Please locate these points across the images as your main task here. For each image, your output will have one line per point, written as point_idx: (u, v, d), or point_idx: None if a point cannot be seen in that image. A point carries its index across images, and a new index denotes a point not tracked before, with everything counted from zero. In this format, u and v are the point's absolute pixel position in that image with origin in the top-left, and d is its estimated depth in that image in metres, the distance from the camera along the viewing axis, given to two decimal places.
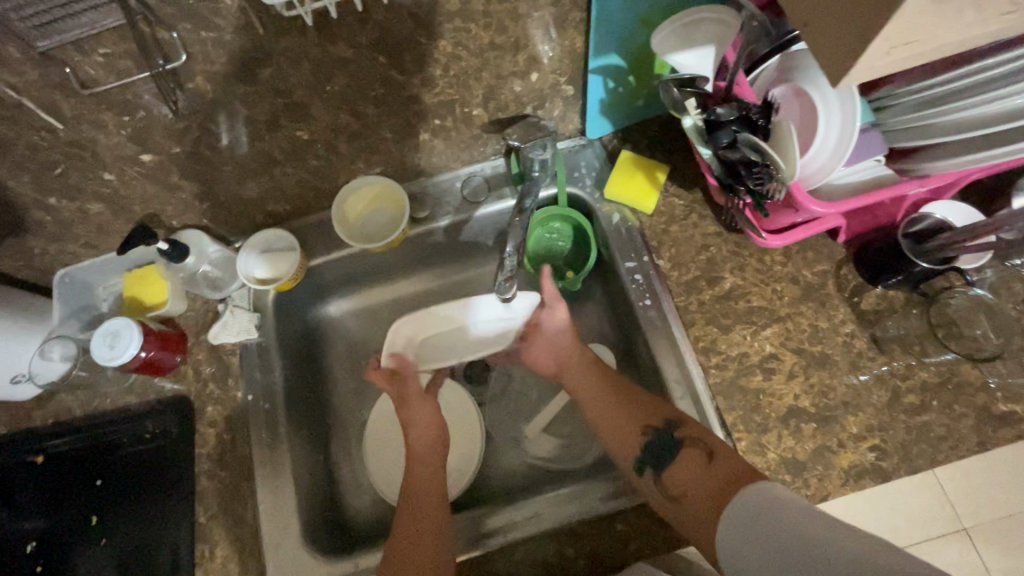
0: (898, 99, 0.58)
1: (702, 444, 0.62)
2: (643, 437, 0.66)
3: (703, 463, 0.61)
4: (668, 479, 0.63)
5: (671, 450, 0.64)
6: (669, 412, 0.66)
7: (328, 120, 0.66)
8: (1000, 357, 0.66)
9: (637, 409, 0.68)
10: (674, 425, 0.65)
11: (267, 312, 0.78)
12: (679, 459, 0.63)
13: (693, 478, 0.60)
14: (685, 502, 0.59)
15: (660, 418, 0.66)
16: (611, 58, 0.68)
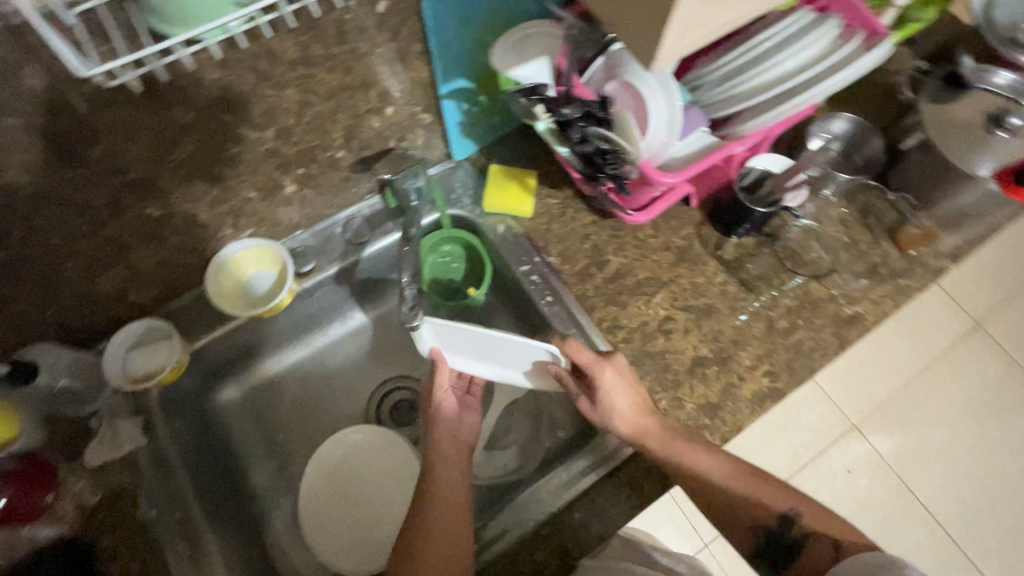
0: (705, 78, 0.71)
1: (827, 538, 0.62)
2: (758, 536, 0.64)
3: (832, 552, 0.61)
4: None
5: (791, 542, 0.63)
6: (789, 504, 0.65)
7: (180, 190, 0.62)
8: (835, 271, 0.79)
9: (748, 488, 0.66)
10: (789, 523, 0.64)
11: (154, 413, 0.71)
12: (806, 550, 0.62)
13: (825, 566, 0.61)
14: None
15: (774, 517, 0.64)
16: (459, 82, 0.72)
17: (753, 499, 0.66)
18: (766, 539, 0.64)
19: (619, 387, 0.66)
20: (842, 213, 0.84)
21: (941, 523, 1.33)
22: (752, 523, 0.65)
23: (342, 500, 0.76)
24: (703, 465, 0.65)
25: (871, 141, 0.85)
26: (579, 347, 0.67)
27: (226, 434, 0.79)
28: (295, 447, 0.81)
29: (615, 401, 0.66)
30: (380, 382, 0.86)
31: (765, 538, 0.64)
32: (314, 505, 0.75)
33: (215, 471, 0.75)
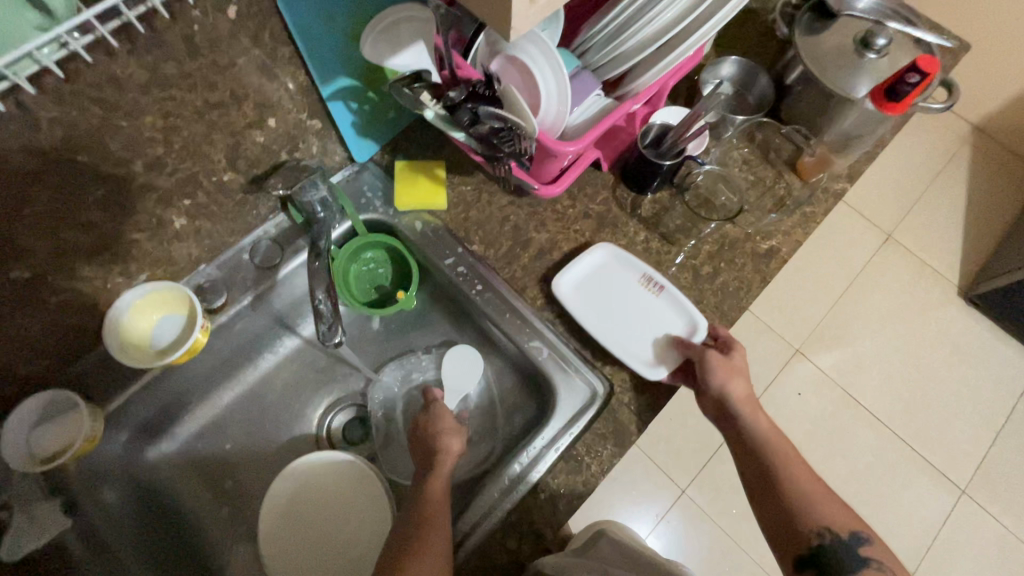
0: (591, 41, 0.71)
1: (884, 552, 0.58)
2: (818, 538, 0.58)
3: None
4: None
5: (857, 564, 0.56)
6: (860, 527, 0.58)
7: (47, 245, 0.56)
8: (746, 211, 0.81)
9: (828, 497, 0.60)
10: (860, 542, 0.57)
11: (75, 489, 0.65)
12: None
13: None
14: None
15: (845, 528, 0.58)
16: (341, 81, 0.68)
17: (830, 504, 0.59)
18: (834, 545, 0.57)
19: (741, 365, 0.69)
20: (744, 154, 0.86)
21: (886, 424, 1.43)
22: (818, 526, 0.58)
23: (308, 538, 0.72)
24: (785, 445, 0.64)
25: (759, 79, 0.88)
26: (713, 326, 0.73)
27: (166, 495, 0.74)
28: (247, 490, 0.77)
29: (738, 373, 0.68)
30: (326, 404, 0.83)
31: (832, 543, 0.57)
32: (276, 541, 0.71)
33: (159, 534, 0.70)
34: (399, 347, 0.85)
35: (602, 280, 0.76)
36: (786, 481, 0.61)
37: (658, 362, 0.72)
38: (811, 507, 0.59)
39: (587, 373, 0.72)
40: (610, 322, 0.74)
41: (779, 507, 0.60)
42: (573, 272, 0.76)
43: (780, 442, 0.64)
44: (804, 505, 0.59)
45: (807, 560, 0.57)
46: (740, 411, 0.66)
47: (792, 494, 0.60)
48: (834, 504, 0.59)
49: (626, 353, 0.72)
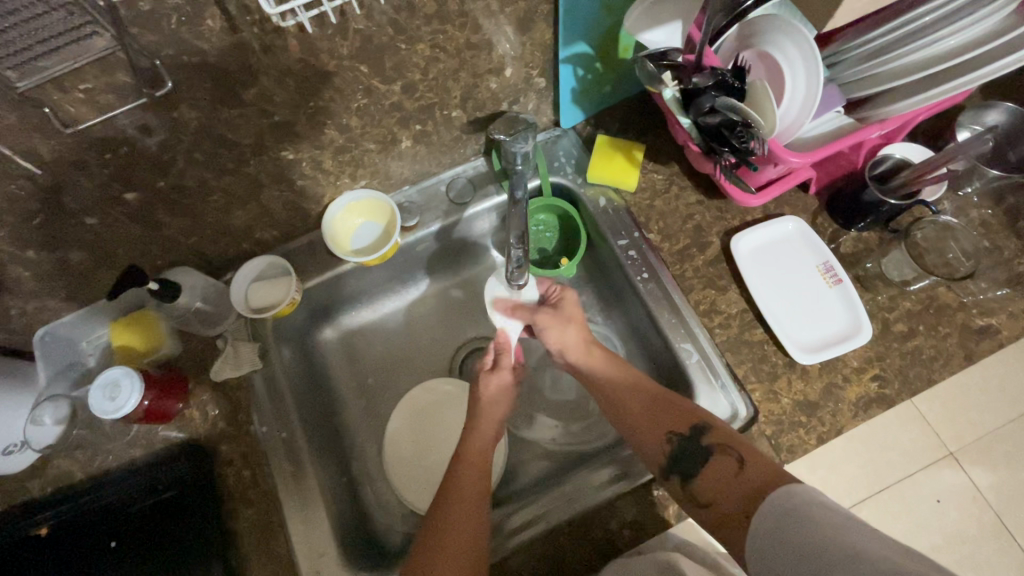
0: (847, 54, 0.65)
1: (731, 450, 0.59)
2: (669, 443, 0.62)
3: (733, 472, 0.57)
4: (696, 484, 0.60)
5: (702, 454, 0.60)
6: (697, 417, 0.63)
7: (311, 138, 0.66)
8: (972, 278, 0.71)
9: (646, 412, 0.66)
10: (700, 432, 0.62)
11: (268, 341, 0.77)
12: (707, 467, 0.60)
13: (722, 485, 0.57)
14: (711, 510, 0.57)
15: (688, 424, 0.63)
16: (579, 46, 0.71)
17: (668, 411, 0.64)
18: (680, 446, 0.62)
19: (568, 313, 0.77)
20: (984, 215, 0.76)
21: None
22: (669, 430, 0.63)
23: (421, 450, 0.79)
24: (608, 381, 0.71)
25: None
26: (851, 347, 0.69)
27: (323, 371, 0.85)
28: (383, 391, 0.86)
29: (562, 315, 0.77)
30: (464, 340, 0.89)
31: (680, 446, 0.62)
32: (397, 437, 0.80)
33: (312, 401, 0.80)
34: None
35: (781, 249, 0.75)
36: (638, 413, 0.66)
37: (809, 348, 0.70)
38: (653, 426, 0.64)
39: (732, 393, 0.69)
40: (776, 293, 0.73)
41: (619, 424, 0.68)
42: (756, 233, 0.75)
43: (610, 386, 0.70)
44: (639, 432, 0.65)
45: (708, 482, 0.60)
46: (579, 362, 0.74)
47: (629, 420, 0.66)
48: (661, 417, 0.64)
49: (781, 329, 0.70)
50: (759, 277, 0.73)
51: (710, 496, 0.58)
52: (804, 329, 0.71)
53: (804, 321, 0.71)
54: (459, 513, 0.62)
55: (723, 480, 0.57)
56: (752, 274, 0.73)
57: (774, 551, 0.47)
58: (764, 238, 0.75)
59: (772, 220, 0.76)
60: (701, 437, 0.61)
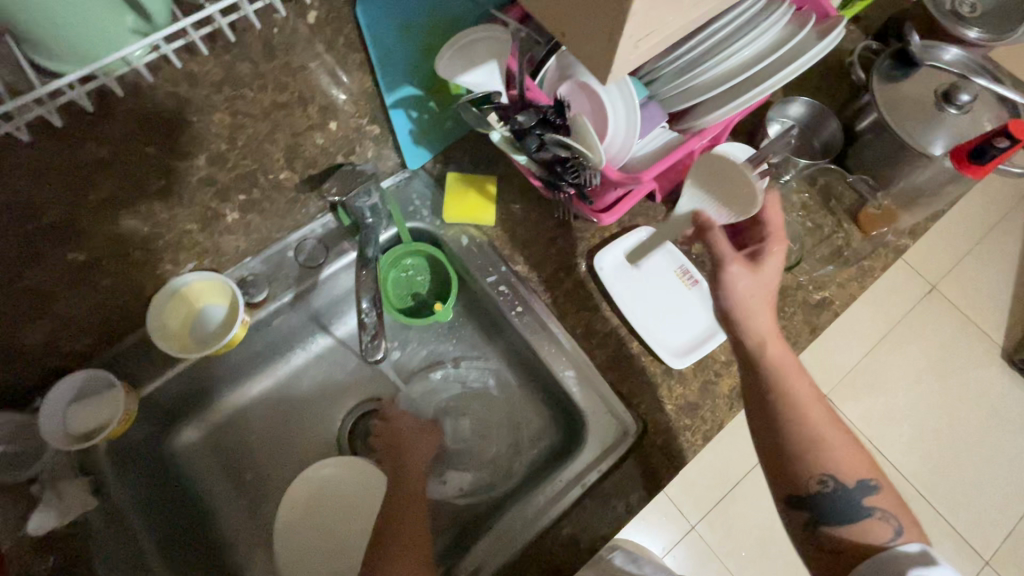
0: (661, 72, 0.68)
1: (895, 520, 0.55)
2: (816, 484, 0.57)
3: (883, 541, 0.54)
4: (826, 530, 0.56)
5: (857, 512, 0.56)
6: (870, 474, 0.57)
7: (107, 231, 0.57)
8: (803, 259, 0.79)
9: (833, 432, 0.58)
10: (863, 488, 0.56)
11: (103, 471, 0.65)
12: (855, 525, 0.55)
13: (867, 549, 0.54)
14: (828, 556, 0.56)
15: (849, 476, 0.56)
16: (405, 90, 0.68)
17: (838, 448, 0.57)
18: (834, 493, 0.56)
19: (765, 280, 0.60)
20: (803, 199, 0.83)
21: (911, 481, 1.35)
22: (824, 471, 0.56)
23: (320, 543, 0.71)
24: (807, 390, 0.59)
25: (828, 125, 0.85)
26: (714, 344, 0.73)
27: (186, 482, 0.74)
28: (264, 487, 0.76)
29: (756, 291, 0.60)
30: (351, 407, 0.82)
31: (833, 491, 0.56)
32: (292, 531, 0.70)
33: (175, 520, 0.69)
34: (423, 359, 0.84)
35: (643, 260, 0.76)
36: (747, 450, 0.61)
37: (682, 352, 0.72)
38: (804, 459, 0.57)
39: (619, 410, 0.70)
40: (644, 306, 0.74)
41: (785, 440, 0.58)
42: (618, 250, 0.76)
43: (798, 385, 0.59)
44: (805, 454, 0.57)
45: (804, 500, 0.57)
46: (754, 351, 0.59)
47: (795, 440, 0.57)
48: (845, 451, 0.57)
49: (653, 339, 0.73)
50: (626, 292, 0.75)
51: (841, 544, 0.56)
52: (674, 335, 0.73)
53: (671, 326, 0.74)
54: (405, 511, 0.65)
55: (866, 537, 0.55)
56: (619, 290, 0.75)
57: None
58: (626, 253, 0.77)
59: (630, 232, 0.77)
60: (867, 495, 0.56)
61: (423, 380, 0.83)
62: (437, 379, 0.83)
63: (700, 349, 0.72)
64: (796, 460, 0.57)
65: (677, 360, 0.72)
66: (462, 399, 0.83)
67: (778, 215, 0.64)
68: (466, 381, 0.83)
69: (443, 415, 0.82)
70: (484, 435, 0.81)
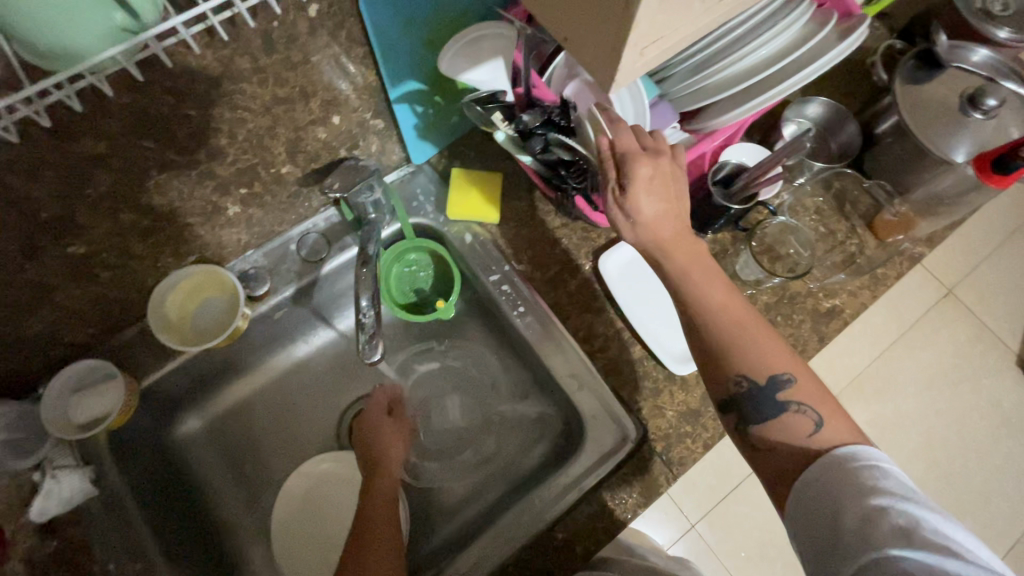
0: (673, 70, 0.67)
1: (812, 410, 0.51)
2: (737, 386, 0.53)
3: (807, 433, 0.50)
4: (756, 429, 0.53)
5: (775, 408, 0.52)
6: (784, 369, 0.53)
7: (107, 225, 0.57)
8: (814, 266, 0.77)
9: (749, 338, 0.54)
10: (782, 384, 0.52)
11: (103, 460, 0.66)
12: (779, 420, 0.52)
13: (793, 446, 0.51)
14: (765, 456, 0.53)
15: (765, 371, 0.53)
16: (409, 84, 0.67)
17: (753, 349, 0.53)
18: (749, 393, 0.53)
19: (645, 213, 0.54)
20: (817, 203, 0.81)
21: None
22: (739, 371, 0.53)
23: (316, 533, 0.73)
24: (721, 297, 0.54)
25: (847, 127, 0.82)
26: None
27: (185, 471, 0.74)
28: (263, 478, 0.77)
29: (640, 225, 0.54)
30: (351, 401, 0.81)
31: (750, 390, 0.53)
32: (289, 524, 0.73)
33: (174, 511, 0.69)
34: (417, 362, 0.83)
35: (648, 263, 0.75)
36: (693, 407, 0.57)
37: (685, 357, 0.71)
38: (722, 362, 0.54)
39: (620, 416, 0.69)
40: (650, 310, 0.73)
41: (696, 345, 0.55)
42: (623, 251, 0.75)
43: (703, 285, 0.55)
44: (718, 359, 0.54)
45: (729, 404, 0.55)
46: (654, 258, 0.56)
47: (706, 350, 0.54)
48: (762, 348, 0.53)
49: (657, 344, 0.71)
50: (632, 296, 0.73)
51: (771, 443, 0.53)
52: (680, 341, 0.72)
53: (677, 332, 0.72)
54: (379, 517, 0.62)
55: (790, 437, 0.51)
56: (625, 292, 0.73)
57: (810, 509, 0.46)
58: (633, 256, 0.75)
59: None
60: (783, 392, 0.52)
61: (425, 384, 0.83)
62: (434, 384, 0.83)
63: None
64: (713, 363, 0.54)
65: (681, 366, 0.70)
66: (460, 408, 0.82)
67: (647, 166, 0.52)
68: (464, 385, 0.82)
69: (440, 421, 0.81)
70: (480, 442, 0.79)
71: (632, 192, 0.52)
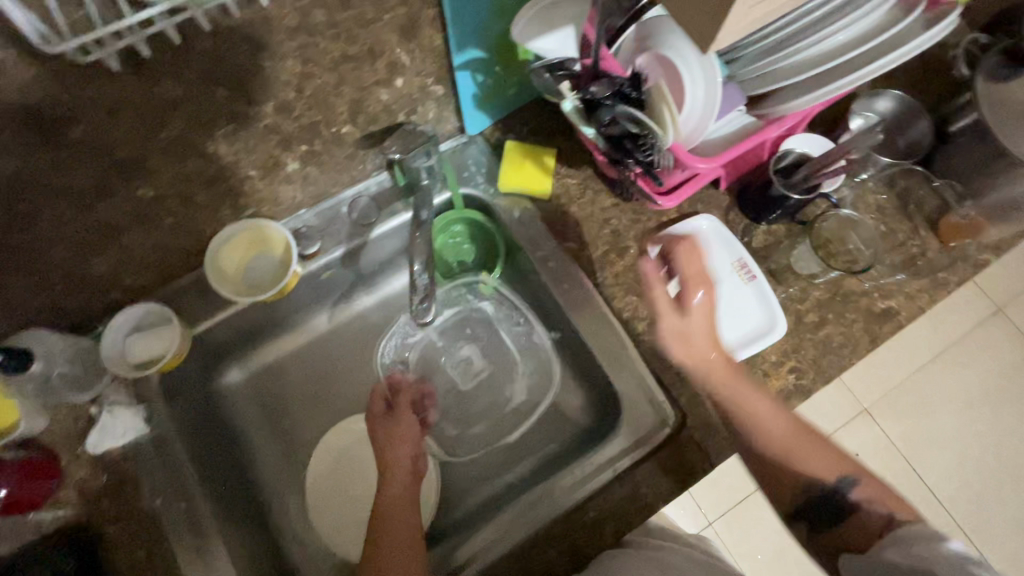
0: (741, 53, 0.64)
1: (885, 509, 0.60)
2: (796, 498, 0.63)
3: (872, 531, 0.59)
4: (822, 534, 0.62)
5: (845, 507, 0.61)
6: (844, 471, 0.63)
7: (175, 170, 0.58)
8: (872, 265, 0.74)
9: (800, 442, 0.64)
10: (850, 485, 0.62)
11: (155, 401, 0.67)
12: (850, 521, 0.61)
13: (868, 535, 0.59)
14: (844, 550, 0.60)
15: (826, 479, 0.63)
16: (471, 53, 0.67)
17: (794, 467, 0.64)
18: (807, 504, 0.63)
19: (699, 326, 0.67)
20: (880, 200, 0.78)
21: (948, 508, 1.29)
22: (793, 487, 0.63)
23: (347, 489, 0.75)
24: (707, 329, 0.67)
25: (917, 124, 0.79)
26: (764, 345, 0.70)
27: (227, 421, 0.76)
28: (300, 432, 0.78)
29: (692, 344, 0.67)
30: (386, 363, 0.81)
31: (818, 496, 0.62)
32: (323, 480, 0.75)
33: (217, 457, 0.71)
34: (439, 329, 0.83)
35: (699, 248, 0.74)
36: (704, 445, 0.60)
37: (729, 347, 0.70)
38: (782, 474, 0.64)
39: (660, 400, 0.69)
40: None
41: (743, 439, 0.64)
42: (674, 235, 0.74)
43: (762, 409, 0.64)
44: (768, 480, 0.64)
45: (799, 512, 0.63)
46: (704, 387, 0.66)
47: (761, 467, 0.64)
48: (809, 454, 0.64)
49: None
50: (680, 280, 0.72)
51: (840, 544, 0.60)
52: (725, 330, 0.71)
53: (722, 321, 0.71)
54: (395, 502, 0.65)
55: (863, 532, 0.59)
56: (673, 276, 0.72)
57: None
58: (680, 240, 0.74)
59: (686, 219, 0.75)
60: (849, 488, 0.62)
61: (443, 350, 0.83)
62: (455, 352, 0.83)
63: (747, 347, 0.70)
64: (786, 461, 0.63)
65: (725, 354, 0.69)
66: (481, 377, 0.83)
67: (700, 286, 0.68)
68: (489, 356, 0.83)
69: (464, 389, 0.82)
70: (499, 415, 0.81)
71: (694, 309, 0.67)
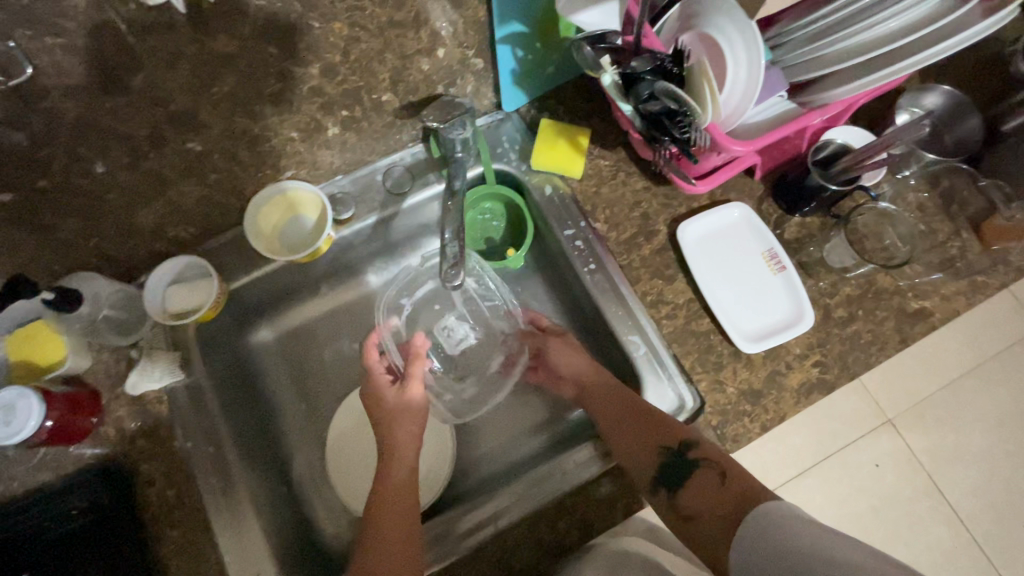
0: (790, 36, 0.64)
1: (715, 465, 0.60)
2: (659, 458, 0.61)
3: (716, 485, 0.58)
4: (681, 500, 0.59)
5: (687, 472, 0.60)
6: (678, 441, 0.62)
7: (223, 126, 0.60)
8: (908, 262, 0.72)
9: (634, 427, 0.64)
10: (688, 448, 0.61)
11: (191, 349, 0.70)
12: (693, 482, 0.59)
13: (708, 495, 0.57)
14: (694, 520, 0.57)
15: (676, 440, 0.62)
16: (514, 26, 0.67)
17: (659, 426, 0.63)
18: (673, 463, 0.61)
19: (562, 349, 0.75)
20: (920, 199, 0.76)
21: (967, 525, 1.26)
22: (659, 444, 0.62)
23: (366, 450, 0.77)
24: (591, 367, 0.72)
25: (967, 120, 0.77)
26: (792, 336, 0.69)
27: (256, 376, 0.79)
28: (322, 392, 0.81)
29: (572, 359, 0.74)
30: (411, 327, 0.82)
31: (668, 464, 0.61)
32: (342, 441, 0.77)
33: (246, 408, 0.74)
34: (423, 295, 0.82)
35: (728, 237, 0.74)
36: (631, 418, 0.65)
37: (752, 336, 0.69)
38: (638, 449, 0.63)
39: (681, 384, 0.68)
40: (724, 284, 0.72)
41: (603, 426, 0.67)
42: (704, 221, 0.73)
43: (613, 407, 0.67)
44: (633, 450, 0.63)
45: (659, 482, 0.61)
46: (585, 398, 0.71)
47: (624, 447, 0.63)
48: (655, 426, 0.63)
49: (727, 319, 0.70)
50: (707, 269, 0.72)
51: (696, 511, 0.57)
52: (752, 320, 0.70)
53: (749, 310, 0.71)
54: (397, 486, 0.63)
55: (702, 498, 0.58)
56: (699, 265, 0.72)
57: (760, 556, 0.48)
58: (708, 230, 0.74)
59: (718, 207, 0.74)
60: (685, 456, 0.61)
61: (432, 315, 0.82)
62: (442, 319, 0.82)
63: (774, 336, 0.69)
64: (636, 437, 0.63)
65: (749, 343, 0.69)
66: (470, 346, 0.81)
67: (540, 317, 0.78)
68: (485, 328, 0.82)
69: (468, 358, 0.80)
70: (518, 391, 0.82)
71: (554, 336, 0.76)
